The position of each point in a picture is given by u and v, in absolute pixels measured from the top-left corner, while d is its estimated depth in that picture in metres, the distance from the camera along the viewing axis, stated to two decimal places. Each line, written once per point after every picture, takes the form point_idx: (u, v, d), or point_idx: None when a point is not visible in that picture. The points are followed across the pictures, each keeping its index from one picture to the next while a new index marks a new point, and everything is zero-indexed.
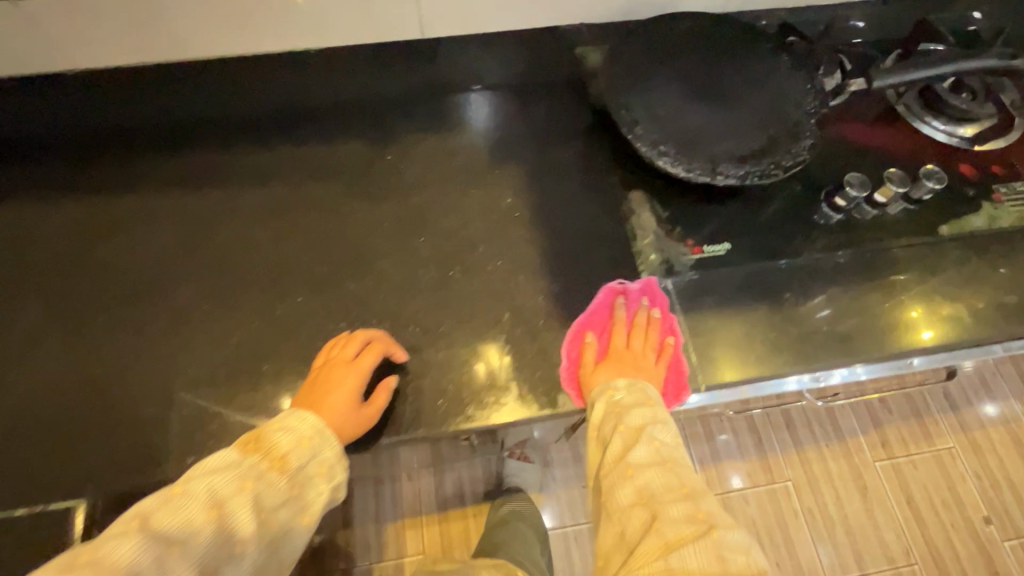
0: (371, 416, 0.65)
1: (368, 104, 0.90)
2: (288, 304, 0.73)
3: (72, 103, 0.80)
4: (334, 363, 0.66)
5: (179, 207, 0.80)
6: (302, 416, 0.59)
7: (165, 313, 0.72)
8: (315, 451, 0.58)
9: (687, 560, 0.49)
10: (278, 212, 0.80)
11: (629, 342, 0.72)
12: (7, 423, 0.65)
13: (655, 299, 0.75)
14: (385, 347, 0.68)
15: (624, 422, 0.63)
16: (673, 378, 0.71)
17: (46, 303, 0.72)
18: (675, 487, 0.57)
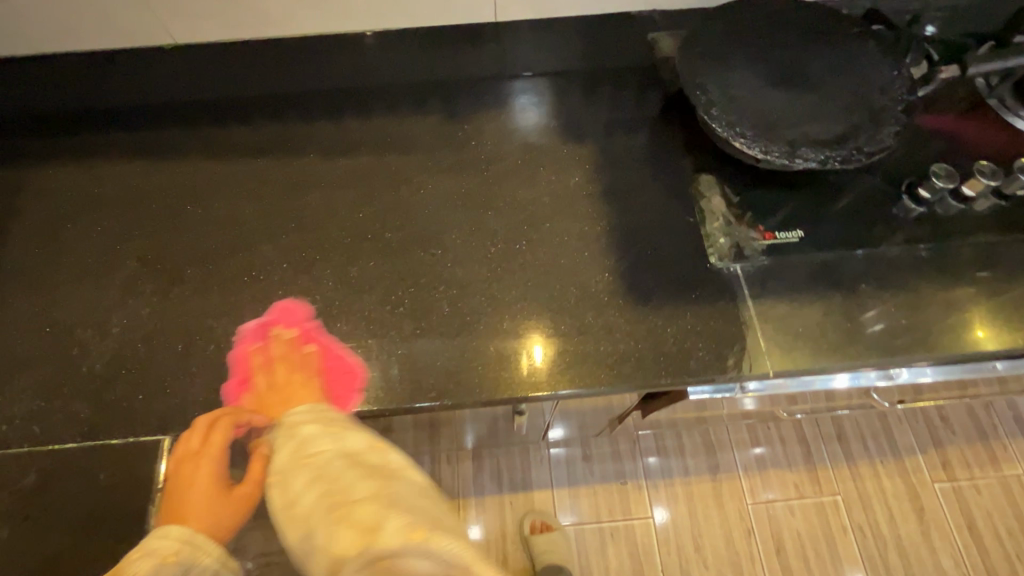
0: (251, 492, 0.59)
1: (442, 82, 0.92)
2: (362, 267, 0.76)
3: (170, 68, 0.85)
4: (181, 460, 0.61)
5: (262, 171, 0.83)
6: (164, 531, 0.53)
7: (247, 268, 0.75)
8: (186, 565, 0.52)
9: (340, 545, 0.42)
10: (353, 180, 0.83)
11: (279, 376, 0.68)
12: (99, 359, 0.69)
13: (290, 324, 0.72)
14: (230, 421, 0.64)
15: (275, 473, 0.51)
16: (342, 382, 0.68)
17: (138, 252, 0.77)
18: (325, 487, 0.47)
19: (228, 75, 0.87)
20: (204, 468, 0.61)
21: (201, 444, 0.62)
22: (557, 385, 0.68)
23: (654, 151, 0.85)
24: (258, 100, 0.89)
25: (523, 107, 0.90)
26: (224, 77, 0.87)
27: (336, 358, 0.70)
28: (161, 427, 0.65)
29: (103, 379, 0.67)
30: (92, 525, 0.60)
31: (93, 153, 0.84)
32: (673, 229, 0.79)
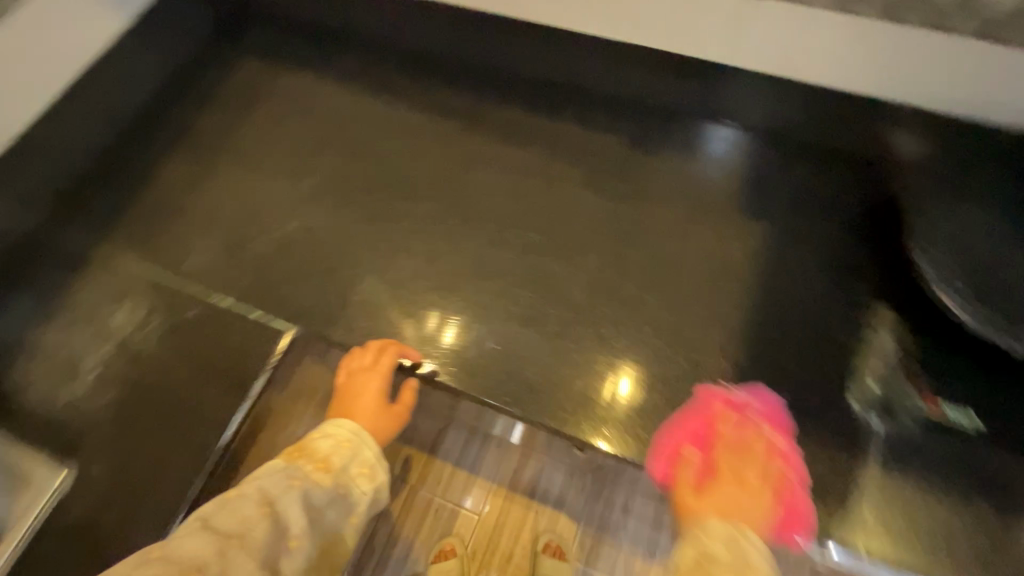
0: (404, 412, 0.68)
1: (638, 103, 0.88)
2: (496, 254, 0.80)
3: (402, 15, 0.89)
4: (354, 373, 0.69)
5: (446, 132, 0.88)
6: (337, 423, 0.62)
7: (401, 215, 0.83)
8: (353, 454, 0.59)
9: None
10: (521, 170, 0.85)
11: (727, 459, 0.63)
12: (263, 242, 0.80)
13: (776, 421, 0.68)
14: (396, 349, 0.71)
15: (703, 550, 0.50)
16: (790, 517, 0.62)
17: (324, 165, 0.86)
18: None
19: (447, 36, 0.90)
20: (374, 381, 0.68)
21: (374, 362, 0.70)
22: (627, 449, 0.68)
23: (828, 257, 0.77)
24: (463, 67, 0.91)
25: (708, 154, 0.85)
26: (442, 36, 0.90)
27: (775, 460, 0.64)
28: (287, 322, 0.75)
29: (263, 263, 0.78)
30: (217, 379, 0.71)
31: (318, 66, 0.92)
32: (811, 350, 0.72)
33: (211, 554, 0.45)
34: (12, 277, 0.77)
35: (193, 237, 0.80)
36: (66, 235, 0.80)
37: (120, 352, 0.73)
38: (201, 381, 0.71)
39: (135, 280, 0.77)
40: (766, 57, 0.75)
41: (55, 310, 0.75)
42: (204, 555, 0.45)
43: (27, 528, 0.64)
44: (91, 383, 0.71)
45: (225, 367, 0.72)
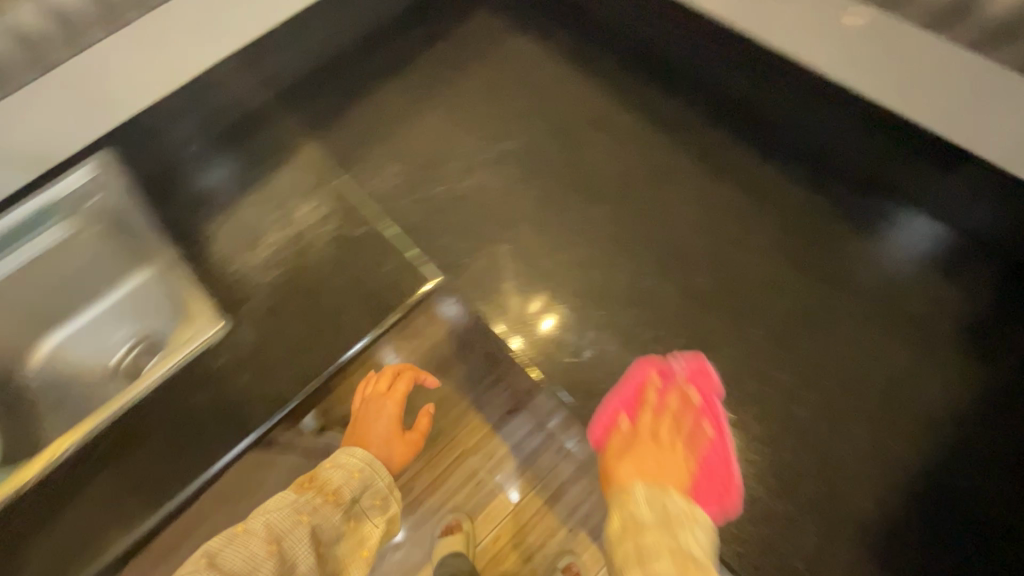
0: (416, 440, 0.71)
1: (870, 180, 0.77)
2: (656, 286, 0.75)
3: (655, 21, 0.87)
4: (371, 398, 0.71)
5: (651, 145, 0.84)
6: (349, 452, 0.62)
7: (577, 211, 0.80)
8: (365, 484, 0.60)
9: None
10: (714, 210, 0.79)
11: (657, 431, 0.63)
12: (439, 191, 0.82)
13: (701, 385, 0.69)
14: (412, 375, 0.74)
15: (638, 518, 0.49)
16: (713, 492, 0.61)
17: (522, 137, 0.86)
18: None
19: (691, 51, 0.85)
20: (388, 409, 0.71)
21: (389, 389, 0.72)
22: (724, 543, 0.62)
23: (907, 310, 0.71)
24: (691, 83, 0.86)
25: (915, 250, 0.74)
26: (687, 48, 0.85)
27: (712, 460, 0.63)
28: (435, 272, 0.76)
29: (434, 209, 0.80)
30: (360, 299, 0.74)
31: (549, 42, 0.92)
32: (881, 437, 0.66)
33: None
34: (233, 144, 0.86)
35: (382, 162, 0.84)
36: (285, 123, 0.88)
37: (293, 240, 0.78)
38: (346, 295, 0.74)
39: (323, 185, 0.83)
40: (907, 97, 0.66)
41: (255, 184, 0.83)
42: None
43: (171, 364, 0.69)
44: (262, 259, 0.77)
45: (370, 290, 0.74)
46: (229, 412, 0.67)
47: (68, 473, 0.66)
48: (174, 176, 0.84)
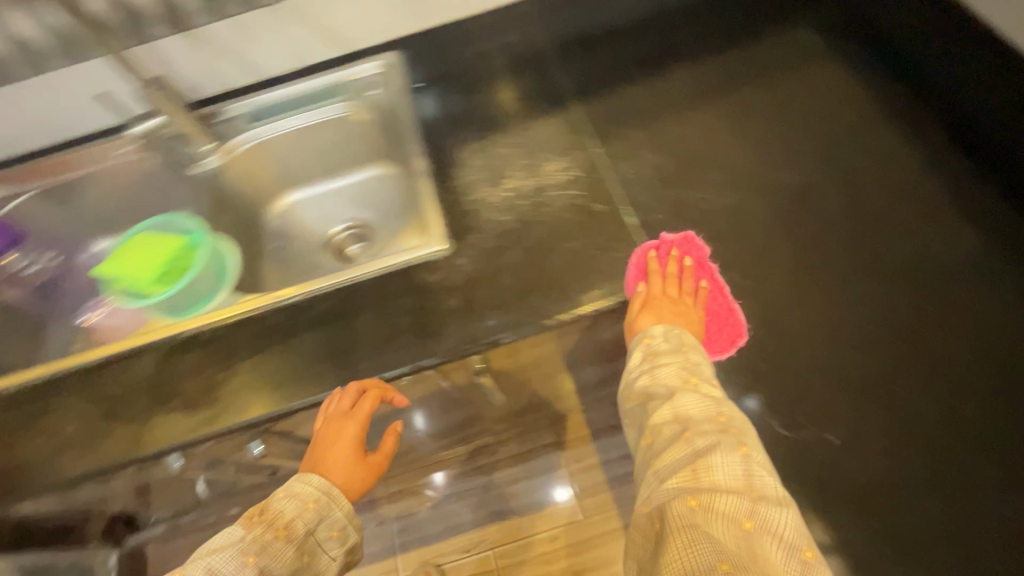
0: (381, 461, 0.70)
1: None
2: (895, 399, 0.68)
3: None
4: (331, 419, 0.65)
5: (955, 245, 0.73)
6: (306, 480, 0.64)
7: (840, 285, 0.72)
8: (320, 515, 0.62)
9: (692, 407, 0.61)
10: (1000, 347, 0.69)
11: (667, 290, 0.68)
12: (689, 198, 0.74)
13: (688, 248, 0.72)
14: (378, 395, 0.65)
15: (656, 366, 0.65)
16: (716, 322, 0.71)
17: (801, 177, 0.77)
18: (711, 415, 0.61)
19: None
20: (349, 429, 0.63)
21: (351, 408, 0.64)
22: (828, 554, 0.67)
23: (966, 246, 0.73)
24: None
25: None
26: None
27: (708, 301, 0.71)
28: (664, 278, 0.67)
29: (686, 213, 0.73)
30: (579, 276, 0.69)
31: (877, 94, 0.83)
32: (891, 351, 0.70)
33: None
34: (505, 82, 0.88)
35: (640, 146, 0.79)
36: (556, 76, 0.87)
37: (533, 191, 0.76)
38: (567, 267, 0.69)
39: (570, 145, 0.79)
40: None
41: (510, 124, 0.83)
42: None
43: (385, 264, 0.72)
44: (500, 200, 0.76)
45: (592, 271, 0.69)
46: (425, 332, 0.68)
47: (278, 325, 0.71)
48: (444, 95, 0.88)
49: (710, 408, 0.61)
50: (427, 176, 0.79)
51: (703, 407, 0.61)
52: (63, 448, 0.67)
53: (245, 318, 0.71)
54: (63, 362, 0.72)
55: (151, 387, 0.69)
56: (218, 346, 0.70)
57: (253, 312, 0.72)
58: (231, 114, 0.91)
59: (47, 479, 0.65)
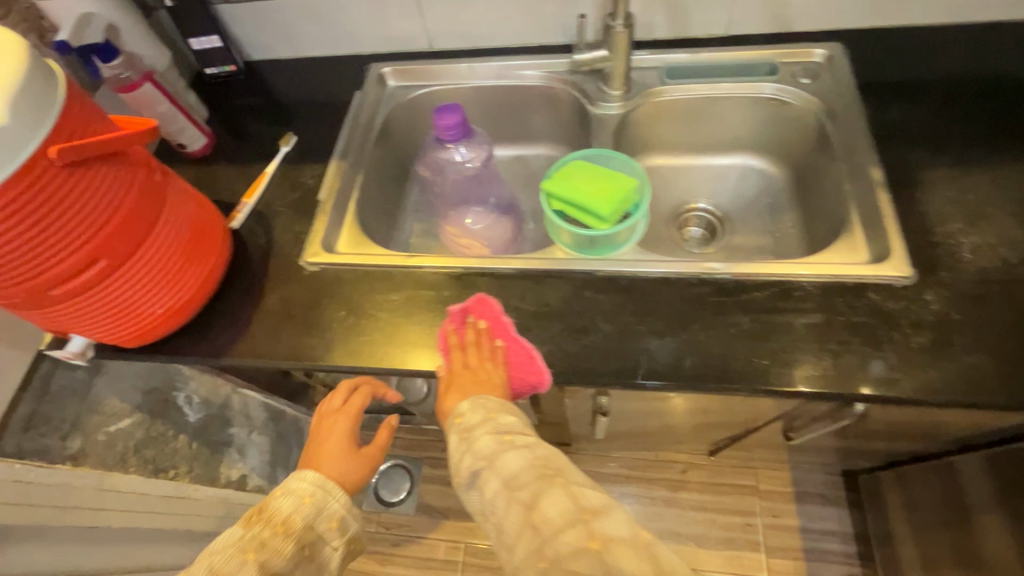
0: (374, 453, 0.75)
1: None
2: None
3: None
4: (323, 418, 0.77)
5: None
6: (302, 476, 0.68)
7: None
8: (319, 505, 0.66)
9: (508, 462, 0.55)
10: None
11: (468, 360, 0.66)
12: None
13: (479, 311, 0.69)
14: (370, 392, 0.78)
15: (472, 440, 0.59)
16: (525, 373, 0.66)
17: None
18: (534, 464, 0.54)
19: None
20: (342, 423, 0.75)
21: (341, 404, 0.77)
22: None
23: None
24: None
25: None
26: None
27: (508, 355, 0.67)
28: None
29: None
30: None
31: None
32: None
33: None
34: (975, 107, 0.77)
35: None
36: None
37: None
38: None
39: None
40: None
41: (982, 156, 0.73)
42: None
43: (830, 273, 0.66)
44: (976, 241, 0.66)
45: None
46: (872, 359, 0.61)
47: (704, 297, 0.67)
48: (893, 105, 0.79)
49: (519, 460, 0.55)
50: (885, 190, 0.71)
51: (515, 459, 0.55)
52: (475, 344, 0.69)
53: (668, 277, 0.69)
54: (475, 262, 0.74)
55: (563, 313, 0.69)
56: (639, 298, 0.68)
57: (677, 274, 0.69)
58: (646, 65, 0.90)
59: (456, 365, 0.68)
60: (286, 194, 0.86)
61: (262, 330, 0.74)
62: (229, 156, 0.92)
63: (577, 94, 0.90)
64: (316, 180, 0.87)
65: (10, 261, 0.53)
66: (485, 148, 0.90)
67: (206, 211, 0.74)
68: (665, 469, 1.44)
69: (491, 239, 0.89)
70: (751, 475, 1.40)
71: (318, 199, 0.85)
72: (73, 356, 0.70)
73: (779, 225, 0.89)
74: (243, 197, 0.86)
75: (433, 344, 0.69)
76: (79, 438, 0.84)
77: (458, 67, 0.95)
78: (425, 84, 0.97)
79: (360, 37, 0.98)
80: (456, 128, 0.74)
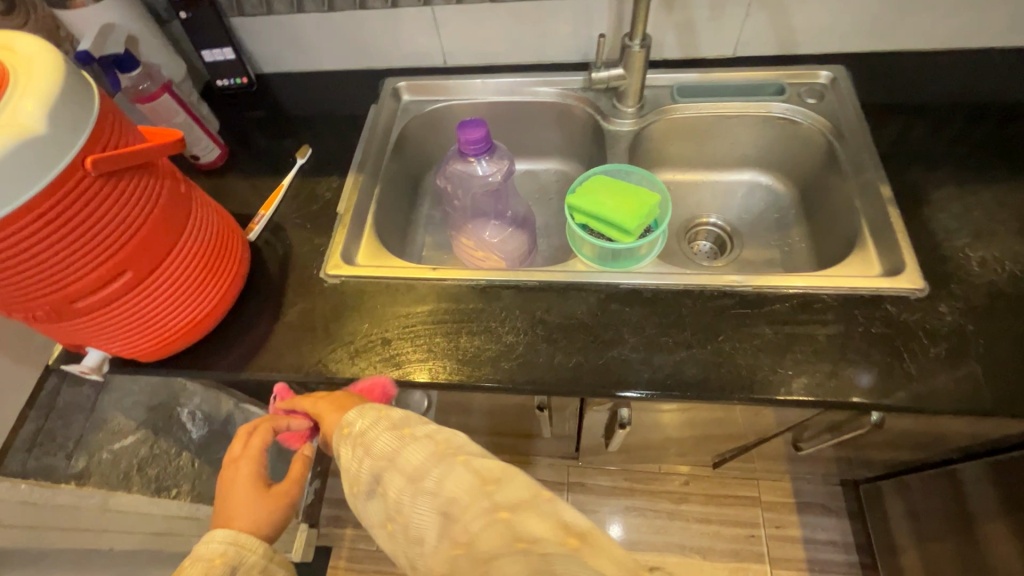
0: (288, 488, 0.62)
1: None
2: None
3: None
4: (223, 471, 0.64)
5: None
6: (210, 537, 0.57)
7: None
8: (234, 564, 0.55)
9: (410, 455, 0.47)
10: None
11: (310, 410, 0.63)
12: None
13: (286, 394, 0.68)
14: (268, 428, 0.64)
15: (374, 447, 0.50)
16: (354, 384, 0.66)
17: None
18: (438, 450, 0.47)
19: None
20: (246, 466, 0.62)
21: (243, 442, 0.64)
22: None
23: None
24: None
25: None
26: None
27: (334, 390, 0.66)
28: None
29: None
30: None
31: None
32: None
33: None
34: (973, 129, 0.81)
35: None
36: None
37: None
38: None
39: None
40: None
41: (983, 175, 0.76)
42: None
43: (847, 286, 0.68)
44: (984, 255, 0.69)
45: None
46: (893, 369, 0.63)
47: (726, 308, 0.69)
48: (897, 126, 0.83)
49: (420, 451, 0.47)
50: (894, 207, 0.74)
51: (418, 452, 0.47)
52: (501, 356, 0.69)
53: (691, 290, 0.71)
54: (499, 274, 0.74)
55: (589, 326, 0.70)
56: (664, 311, 0.70)
57: (700, 286, 0.71)
58: (658, 84, 0.92)
59: (482, 377, 0.67)
60: (303, 206, 0.86)
61: (283, 344, 0.72)
62: (241, 168, 0.92)
63: (592, 111, 0.92)
64: (333, 193, 0.87)
65: (34, 268, 0.52)
66: (506, 163, 0.92)
67: (227, 224, 0.74)
68: (667, 481, 1.45)
69: (507, 253, 0.90)
70: (753, 487, 1.42)
71: (336, 212, 0.84)
72: (88, 371, 0.68)
73: (788, 239, 0.92)
74: (260, 209, 0.85)
75: (458, 357, 0.69)
76: (84, 457, 0.83)
77: (472, 83, 0.96)
78: (440, 99, 0.98)
79: (374, 53, 0.99)
80: (479, 142, 0.75)
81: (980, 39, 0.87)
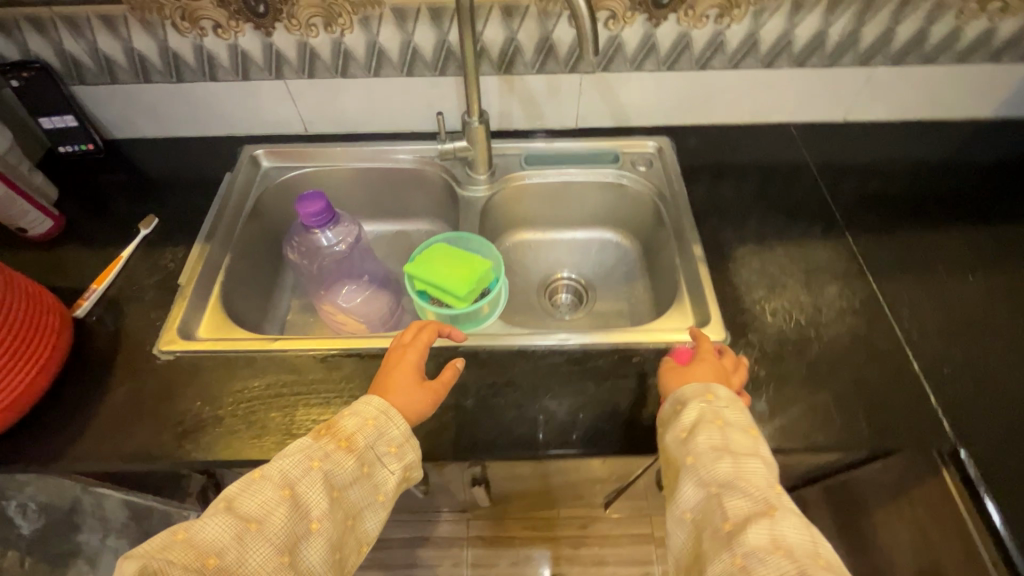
0: (441, 385, 0.65)
1: None
2: None
3: None
4: (393, 351, 0.68)
5: None
6: (368, 399, 0.60)
7: None
8: (382, 430, 0.59)
9: (790, 531, 0.49)
10: None
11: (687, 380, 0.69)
12: (950, 345, 0.75)
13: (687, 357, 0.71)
14: (434, 328, 0.70)
15: (727, 467, 0.54)
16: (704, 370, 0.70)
17: None
18: (813, 552, 0.48)
19: None
20: (411, 356, 0.66)
21: (416, 339, 0.69)
22: None
23: None
24: None
25: None
26: None
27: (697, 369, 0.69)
28: (952, 433, 0.68)
29: (966, 372, 0.72)
30: (864, 405, 0.70)
31: None
32: None
33: (230, 537, 0.49)
34: (771, 193, 0.93)
35: (911, 287, 0.80)
36: (823, 201, 0.92)
37: (810, 307, 0.78)
38: (838, 393, 0.71)
39: (837, 270, 0.82)
40: None
41: (779, 233, 0.87)
42: (221, 537, 0.49)
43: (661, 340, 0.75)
44: (776, 306, 0.78)
45: (868, 406, 0.70)
46: None
47: (556, 366, 0.73)
48: (711, 190, 0.94)
49: (800, 526, 0.49)
50: (704, 265, 0.83)
51: (794, 529, 0.49)
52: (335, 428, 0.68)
53: (525, 349, 0.75)
54: (341, 342, 0.75)
55: None
56: (497, 371, 0.73)
57: (531, 346, 0.75)
58: (507, 153, 0.99)
59: None
60: (144, 278, 0.83)
61: (100, 427, 0.68)
62: (80, 238, 0.88)
63: (445, 177, 0.97)
64: (177, 263, 0.85)
65: None
66: (352, 229, 0.94)
67: (42, 304, 0.70)
68: (567, 526, 1.46)
69: (368, 315, 0.91)
70: (647, 524, 1.46)
71: (178, 283, 0.82)
72: None
73: (634, 291, 0.99)
74: (93, 283, 0.81)
75: (292, 431, 0.67)
76: None
77: (332, 149, 0.98)
78: (300, 164, 0.99)
79: (232, 121, 0.99)
80: (320, 214, 0.77)
81: (777, 115, 1.02)
